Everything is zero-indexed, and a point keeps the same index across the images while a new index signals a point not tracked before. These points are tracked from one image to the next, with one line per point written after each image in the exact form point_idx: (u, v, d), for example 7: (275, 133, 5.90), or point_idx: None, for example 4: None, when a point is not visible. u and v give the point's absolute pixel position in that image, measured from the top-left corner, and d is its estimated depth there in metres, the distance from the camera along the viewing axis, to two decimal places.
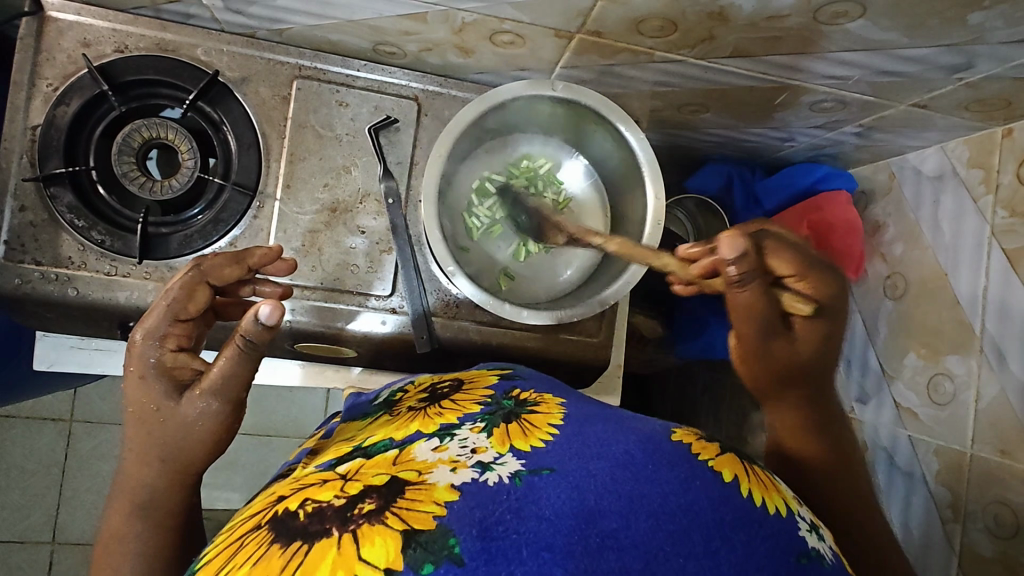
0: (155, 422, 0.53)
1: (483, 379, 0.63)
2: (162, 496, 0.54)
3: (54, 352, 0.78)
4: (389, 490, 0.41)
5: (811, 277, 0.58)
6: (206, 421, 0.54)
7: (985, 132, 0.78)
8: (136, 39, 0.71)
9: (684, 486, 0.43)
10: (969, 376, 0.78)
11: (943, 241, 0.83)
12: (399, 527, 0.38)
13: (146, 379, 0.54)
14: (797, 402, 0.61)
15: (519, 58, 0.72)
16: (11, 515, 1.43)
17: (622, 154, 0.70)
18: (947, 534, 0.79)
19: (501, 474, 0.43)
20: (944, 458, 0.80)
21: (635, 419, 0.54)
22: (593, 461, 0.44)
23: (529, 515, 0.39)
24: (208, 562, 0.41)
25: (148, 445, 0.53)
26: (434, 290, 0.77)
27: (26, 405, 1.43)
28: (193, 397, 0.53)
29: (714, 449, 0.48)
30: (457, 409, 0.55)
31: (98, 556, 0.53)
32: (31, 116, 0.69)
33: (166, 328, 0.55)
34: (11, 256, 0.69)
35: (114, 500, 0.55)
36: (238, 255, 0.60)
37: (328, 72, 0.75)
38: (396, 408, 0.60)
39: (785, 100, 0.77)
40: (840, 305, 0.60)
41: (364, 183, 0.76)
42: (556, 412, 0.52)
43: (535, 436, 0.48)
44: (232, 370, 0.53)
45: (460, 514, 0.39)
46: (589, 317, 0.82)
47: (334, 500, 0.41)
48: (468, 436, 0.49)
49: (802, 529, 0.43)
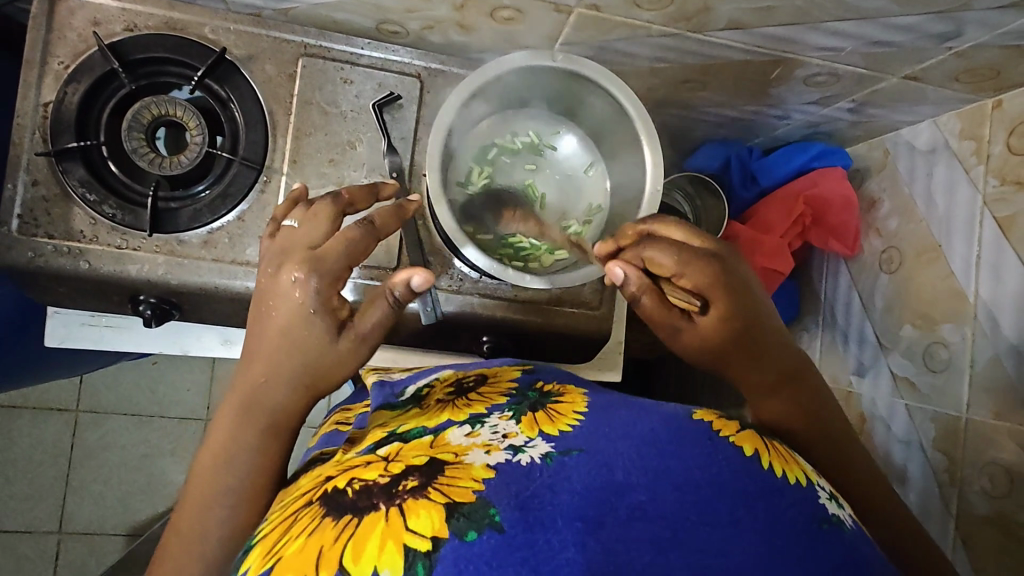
0: (312, 352, 0.57)
1: (506, 373, 0.64)
2: (289, 415, 0.58)
3: (65, 329, 0.79)
4: (430, 468, 0.43)
5: (690, 270, 0.58)
6: (352, 362, 0.59)
7: (976, 104, 0.80)
8: (145, 18, 0.73)
9: (708, 461, 0.44)
10: (964, 343, 0.79)
11: (937, 213, 0.85)
12: (441, 501, 0.39)
13: (312, 314, 0.57)
14: (750, 368, 0.61)
15: (519, 34, 0.73)
16: (17, 505, 1.44)
17: (615, 118, 0.71)
18: (944, 498, 0.80)
19: (533, 456, 0.43)
20: (940, 424, 0.82)
21: (658, 402, 0.53)
22: (621, 441, 0.45)
23: (561, 489, 0.40)
24: (264, 537, 0.43)
25: (296, 367, 0.57)
26: (438, 264, 0.79)
27: (32, 396, 1.45)
28: (349, 337, 0.58)
29: (735, 426, 0.49)
30: (484, 401, 0.56)
31: (213, 454, 0.57)
32: (43, 93, 0.71)
33: (340, 273, 0.58)
34: (23, 230, 0.70)
35: (238, 407, 0.58)
36: (398, 212, 0.64)
37: (332, 49, 0.77)
38: (425, 403, 0.61)
39: (780, 74, 0.79)
40: (732, 275, 0.59)
41: (369, 158, 0.77)
42: (580, 400, 0.53)
43: (562, 421, 0.49)
44: (382, 322, 0.60)
45: (497, 488, 0.40)
46: (591, 289, 0.84)
47: (379, 478, 0.43)
48: (498, 423, 0.50)
49: (823, 498, 0.45)
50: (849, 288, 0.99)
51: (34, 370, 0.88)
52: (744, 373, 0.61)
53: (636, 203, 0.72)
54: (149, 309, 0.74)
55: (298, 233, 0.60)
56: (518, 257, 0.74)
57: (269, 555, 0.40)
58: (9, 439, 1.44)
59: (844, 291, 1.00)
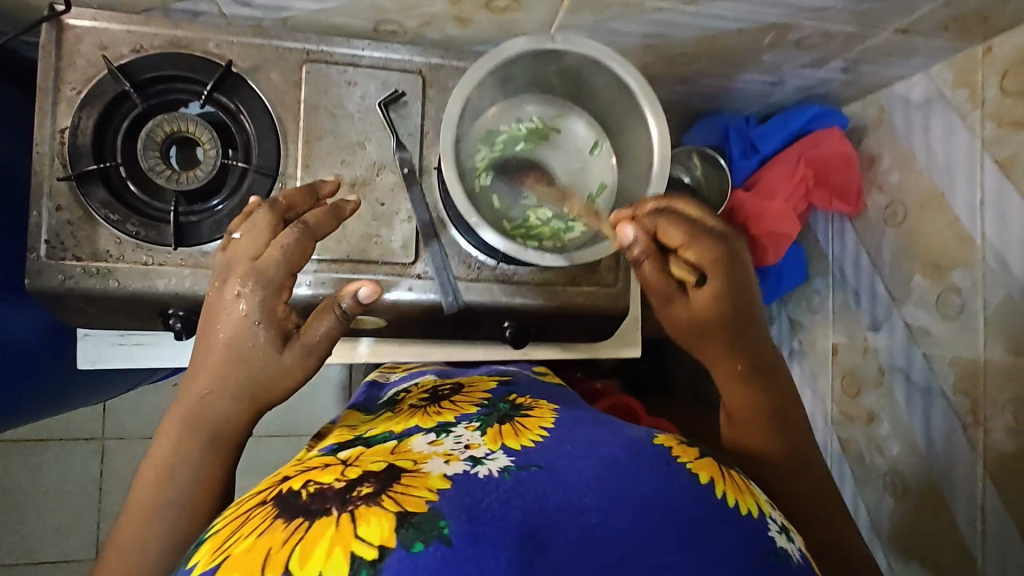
0: (256, 361, 0.59)
1: (482, 384, 0.75)
2: (233, 427, 0.60)
3: (97, 350, 0.82)
4: (386, 477, 0.47)
5: (698, 244, 0.61)
6: (297, 372, 0.60)
7: (966, 52, 0.81)
8: (150, 39, 0.74)
9: (661, 487, 0.48)
10: (975, 287, 0.81)
11: (937, 162, 0.87)
12: (394, 509, 0.43)
13: (255, 324, 0.58)
14: (723, 354, 0.65)
15: (515, 22, 0.75)
16: (54, 535, 1.46)
17: (618, 94, 0.72)
18: (970, 439, 0.82)
19: (491, 468, 0.48)
20: (959, 367, 0.83)
21: (623, 425, 0.59)
22: (579, 462, 0.50)
23: (515, 504, 0.44)
24: (216, 533, 0.46)
25: (240, 379, 0.59)
26: (455, 254, 0.81)
27: (58, 427, 1.46)
28: (294, 348, 0.59)
29: (694, 453, 0.53)
30: (455, 410, 0.65)
31: (155, 468, 0.59)
32: (59, 120, 0.72)
33: (282, 281, 0.59)
34: (52, 254, 0.72)
35: (181, 421, 0.60)
36: (334, 211, 0.64)
37: (333, 53, 0.78)
38: (399, 406, 0.71)
39: (772, 39, 0.80)
40: (735, 263, 0.62)
41: (379, 156, 0.79)
42: (548, 416, 0.60)
43: (526, 436, 0.55)
44: (327, 331, 0.60)
45: (451, 501, 0.44)
46: (606, 267, 0.85)
47: (334, 482, 0.47)
48: (463, 433, 0.57)
49: (772, 530, 0.48)
50: (857, 245, 1.01)
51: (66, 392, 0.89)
52: (717, 358, 0.65)
53: (644, 176, 0.73)
54: (178, 322, 0.75)
55: (241, 245, 0.60)
56: (529, 237, 0.75)
57: (218, 552, 0.43)
58: (39, 472, 1.46)
59: (851, 250, 1.02)
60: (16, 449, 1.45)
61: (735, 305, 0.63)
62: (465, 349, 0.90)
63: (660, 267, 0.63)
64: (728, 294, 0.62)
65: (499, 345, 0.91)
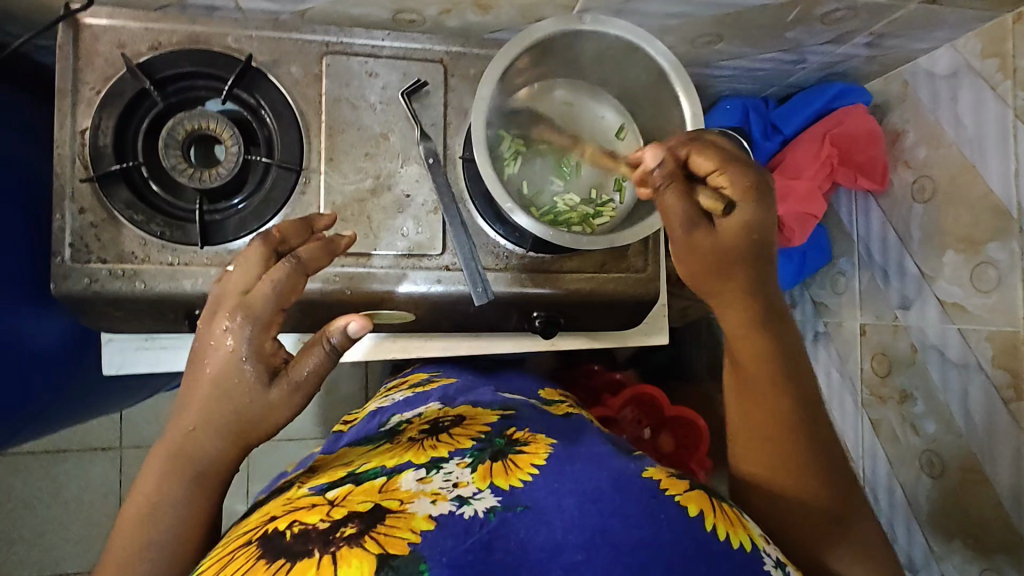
0: (242, 399, 0.54)
1: (482, 416, 0.72)
2: (221, 465, 0.57)
3: (122, 355, 0.81)
4: (370, 517, 0.47)
5: (728, 170, 0.57)
6: (285, 410, 0.55)
7: (995, 21, 0.80)
8: (168, 36, 0.73)
9: (649, 522, 0.49)
10: (1012, 260, 0.80)
11: (967, 134, 0.85)
12: (375, 550, 0.44)
13: (240, 362, 0.54)
14: (738, 296, 0.61)
15: (537, 6, 0.74)
16: (74, 547, 1.45)
17: (649, 74, 0.71)
18: (1013, 414, 0.80)
19: (477, 508, 0.49)
20: (997, 341, 0.82)
21: (618, 454, 0.59)
22: (565, 498, 0.51)
23: (498, 547, 0.46)
24: (202, 572, 0.47)
25: (224, 417, 0.55)
26: (483, 245, 0.80)
27: (75, 438, 1.45)
28: (282, 385, 0.55)
29: (682, 485, 0.54)
30: (450, 443, 0.63)
31: (137, 505, 0.56)
32: (79, 120, 0.71)
33: (269, 316, 0.55)
34: (77, 257, 0.71)
35: (166, 458, 0.56)
36: (327, 247, 0.60)
37: (354, 45, 0.77)
38: (398, 438, 0.69)
39: (798, 15, 0.79)
40: (765, 194, 0.58)
41: (403, 148, 0.78)
42: (543, 451, 0.58)
43: (516, 474, 0.54)
44: (317, 367, 0.55)
45: (433, 543, 0.45)
46: (635, 252, 0.84)
47: (319, 523, 0.47)
48: (453, 470, 0.55)
49: (767, 565, 0.50)
50: (883, 223, 1.00)
51: (91, 398, 0.88)
52: (729, 302, 0.62)
53: None
54: None
55: (232, 278, 0.56)
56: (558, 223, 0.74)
57: None
58: (58, 484, 1.45)
59: (877, 229, 1.01)
60: (35, 461, 1.44)
61: (757, 239, 0.59)
62: (495, 341, 0.88)
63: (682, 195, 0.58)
64: (754, 222, 0.59)
65: (527, 336, 0.90)
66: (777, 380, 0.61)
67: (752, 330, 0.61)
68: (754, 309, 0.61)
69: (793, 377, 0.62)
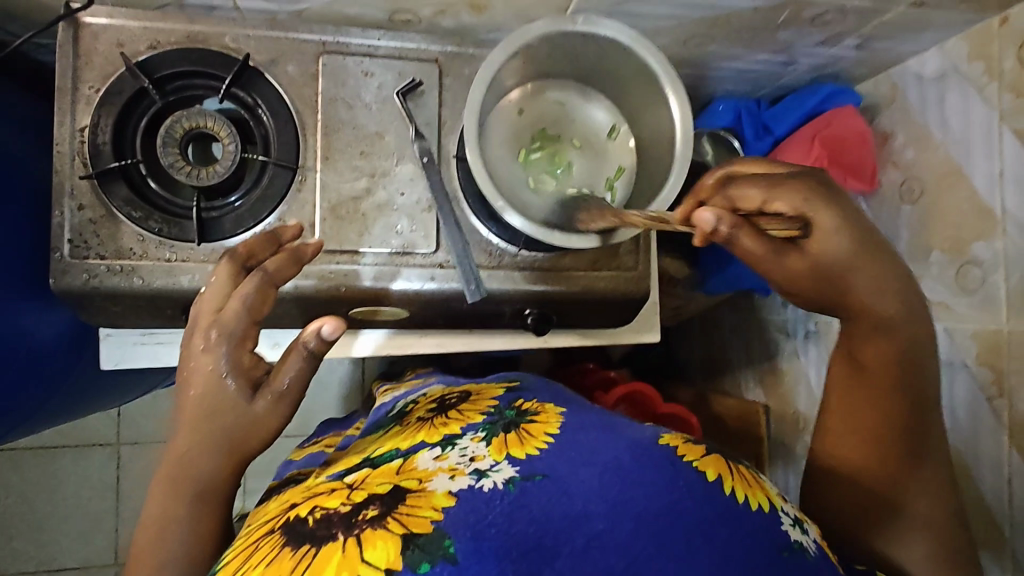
0: (228, 415, 0.57)
1: (489, 392, 0.75)
2: (217, 484, 0.59)
3: (121, 350, 0.82)
4: (391, 498, 0.52)
5: (780, 193, 0.59)
6: (274, 418, 0.58)
7: (981, 24, 0.81)
8: (167, 35, 0.74)
9: (667, 488, 0.53)
10: (996, 260, 0.81)
11: (954, 136, 0.87)
12: (399, 531, 0.48)
13: (221, 379, 0.57)
14: (866, 298, 0.62)
15: (530, 7, 0.75)
16: (71, 542, 1.46)
17: (640, 76, 0.72)
18: (994, 411, 0.82)
19: (496, 480, 0.53)
20: (981, 339, 0.83)
21: (627, 423, 0.64)
22: (582, 469, 0.55)
23: (521, 517, 0.50)
24: (230, 562, 0.52)
25: (214, 436, 0.57)
26: (476, 243, 0.81)
27: (73, 433, 1.46)
28: (265, 396, 0.58)
29: (699, 451, 0.59)
30: (461, 419, 0.67)
31: (146, 530, 0.58)
32: (78, 118, 0.72)
33: (243, 330, 0.58)
34: (76, 253, 0.72)
35: (165, 480, 0.58)
36: (294, 256, 0.63)
37: (350, 44, 0.78)
38: (407, 419, 0.72)
39: (788, 18, 0.80)
40: (829, 196, 0.59)
41: (398, 147, 0.79)
42: (553, 421, 0.63)
43: (531, 444, 0.59)
44: (297, 376, 0.58)
45: (454, 518, 0.49)
46: (626, 250, 0.85)
47: (340, 507, 0.52)
48: (468, 444, 0.60)
49: (785, 524, 0.54)
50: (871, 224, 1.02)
51: (89, 393, 0.89)
52: (856, 304, 0.63)
53: (667, 155, 0.73)
54: None
55: (205, 300, 0.59)
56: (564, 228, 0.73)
57: None
58: (56, 479, 1.46)
59: None
60: (33, 456, 1.45)
61: (859, 246, 0.60)
62: (488, 338, 0.90)
63: (759, 235, 0.58)
64: (848, 226, 0.59)
65: (520, 333, 0.91)
66: (898, 381, 0.64)
67: (883, 334, 0.63)
68: (880, 311, 0.63)
69: (913, 381, 0.64)
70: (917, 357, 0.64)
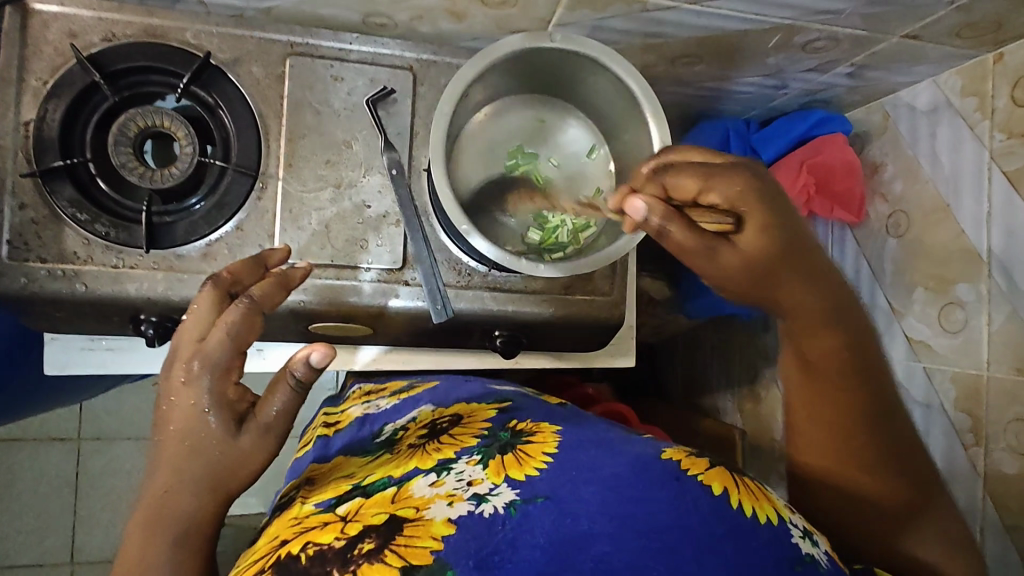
0: (203, 451, 0.52)
1: (480, 413, 0.71)
2: (202, 525, 0.52)
3: (64, 356, 0.77)
4: (387, 529, 0.48)
5: (720, 182, 0.55)
6: (261, 453, 0.53)
7: (976, 60, 0.79)
8: (123, 27, 0.70)
9: (673, 504, 0.49)
10: (980, 303, 0.79)
11: (943, 173, 0.84)
12: (397, 563, 0.44)
13: (202, 413, 0.52)
14: (792, 288, 0.60)
15: (511, 19, 0.71)
16: (25, 540, 1.41)
17: (620, 97, 0.69)
18: (970, 459, 0.80)
19: (497, 504, 0.50)
20: (960, 383, 0.81)
21: (626, 440, 0.59)
22: (583, 487, 0.51)
23: (523, 544, 0.46)
24: None
25: (194, 469, 0.51)
26: (445, 260, 0.77)
27: (30, 428, 1.41)
28: (251, 430, 0.53)
29: (702, 464, 0.54)
30: (454, 444, 0.63)
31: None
32: (23, 111, 0.68)
33: (228, 362, 0.53)
34: (15, 255, 0.68)
35: (142, 522, 0.52)
36: (282, 282, 0.57)
37: (320, 47, 0.74)
38: (397, 446, 0.68)
39: (778, 42, 0.77)
40: (761, 192, 0.56)
41: (366, 157, 0.75)
42: (551, 439, 0.59)
43: (530, 465, 0.55)
44: (286, 408, 0.53)
45: (456, 547, 0.45)
46: (602, 275, 0.82)
47: (334, 542, 0.48)
48: (464, 469, 0.56)
49: (795, 536, 0.50)
50: (857, 256, 0.99)
51: (32, 396, 0.85)
52: (784, 297, 0.61)
53: None
54: (151, 329, 0.71)
55: (184, 326, 0.54)
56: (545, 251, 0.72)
57: None
58: (11, 474, 1.41)
59: (851, 260, 1.00)
60: None
61: (783, 233, 0.57)
62: (454, 358, 0.87)
63: (693, 230, 0.55)
64: (773, 220, 0.56)
65: (490, 354, 0.88)
66: (847, 365, 0.63)
67: (820, 321, 0.62)
68: (812, 300, 0.61)
69: (862, 364, 0.63)
70: (860, 335, 0.63)
